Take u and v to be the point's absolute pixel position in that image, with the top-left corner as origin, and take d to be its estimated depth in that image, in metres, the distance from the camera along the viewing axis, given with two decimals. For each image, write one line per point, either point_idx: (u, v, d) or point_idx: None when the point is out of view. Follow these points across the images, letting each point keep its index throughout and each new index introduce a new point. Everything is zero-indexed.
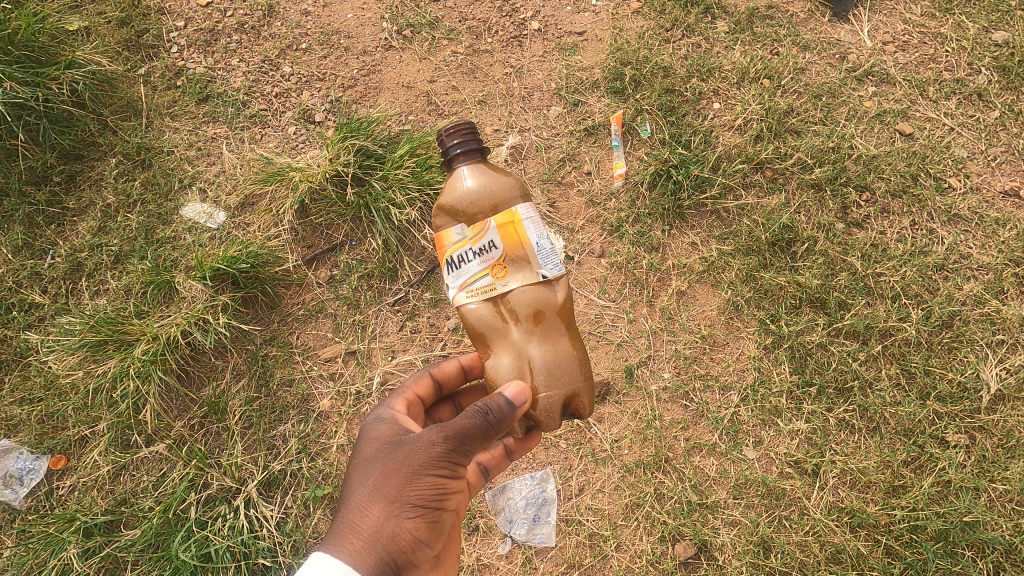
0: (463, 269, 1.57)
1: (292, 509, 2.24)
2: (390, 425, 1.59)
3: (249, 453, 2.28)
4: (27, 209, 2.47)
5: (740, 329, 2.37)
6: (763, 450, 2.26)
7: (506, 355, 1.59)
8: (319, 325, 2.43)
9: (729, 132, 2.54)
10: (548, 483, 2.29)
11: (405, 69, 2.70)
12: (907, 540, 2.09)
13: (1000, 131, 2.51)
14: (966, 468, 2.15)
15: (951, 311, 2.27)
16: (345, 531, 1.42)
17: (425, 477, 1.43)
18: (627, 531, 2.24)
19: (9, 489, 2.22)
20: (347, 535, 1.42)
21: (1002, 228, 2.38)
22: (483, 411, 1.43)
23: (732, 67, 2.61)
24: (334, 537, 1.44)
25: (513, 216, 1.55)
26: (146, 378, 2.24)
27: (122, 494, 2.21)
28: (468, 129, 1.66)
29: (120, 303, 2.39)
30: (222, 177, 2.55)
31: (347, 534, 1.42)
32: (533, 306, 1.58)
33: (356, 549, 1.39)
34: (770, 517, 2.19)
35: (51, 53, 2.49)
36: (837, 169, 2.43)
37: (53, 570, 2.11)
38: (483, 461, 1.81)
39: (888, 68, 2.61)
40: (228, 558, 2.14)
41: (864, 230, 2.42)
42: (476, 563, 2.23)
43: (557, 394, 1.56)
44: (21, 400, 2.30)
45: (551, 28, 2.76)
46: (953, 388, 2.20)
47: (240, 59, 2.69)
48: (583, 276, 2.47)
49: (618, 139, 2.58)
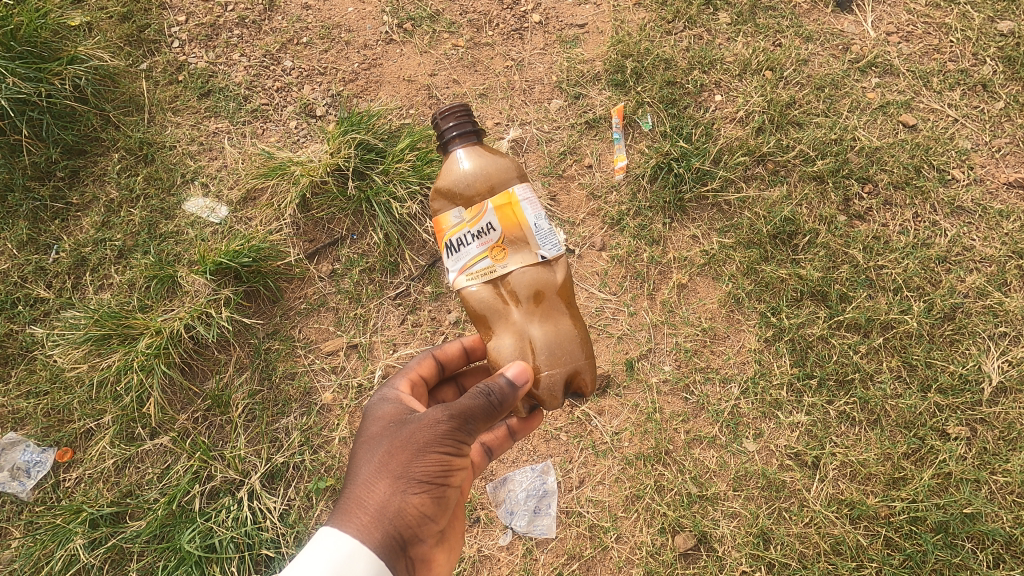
0: (462, 253, 1.57)
1: (295, 501, 2.26)
2: (394, 404, 1.60)
3: (252, 445, 2.30)
4: (32, 205, 2.49)
5: (740, 322, 2.37)
6: (764, 442, 2.26)
7: (508, 336, 1.60)
8: (321, 319, 2.45)
9: (731, 124, 2.53)
10: (549, 475, 2.31)
11: (406, 62, 2.70)
12: (907, 532, 2.10)
13: (1004, 122, 2.49)
14: (967, 460, 2.14)
15: (953, 303, 2.26)
16: (352, 507, 1.44)
17: (430, 454, 1.44)
18: (627, 522, 2.25)
19: (16, 481, 2.24)
20: (354, 510, 1.43)
21: (1006, 220, 2.37)
22: (485, 393, 1.45)
23: (734, 59, 2.60)
24: (341, 513, 1.45)
25: (511, 198, 1.56)
26: (150, 371, 2.26)
27: (127, 486, 2.24)
28: (464, 112, 1.66)
29: (123, 297, 2.40)
30: (224, 172, 2.56)
31: (354, 510, 1.43)
32: (533, 287, 1.59)
33: (363, 524, 1.41)
34: (770, 509, 2.20)
35: (54, 49, 2.51)
36: (839, 161, 2.43)
37: (60, 560, 2.14)
38: (486, 441, 1.84)
39: (891, 59, 2.59)
40: (232, 549, 2.16)
41: (866, 223, 2.40)
42: (477, 555, 2.25)
43: (559, 373, 1.57)
44: (28, 393, 2.33)
45: (551, 21, 2.75)
46: (954, 380, 2.20)
47: (241, 54, 2.69)
48: (583, 269, 2.47)
49: (619, 132, 2.57)
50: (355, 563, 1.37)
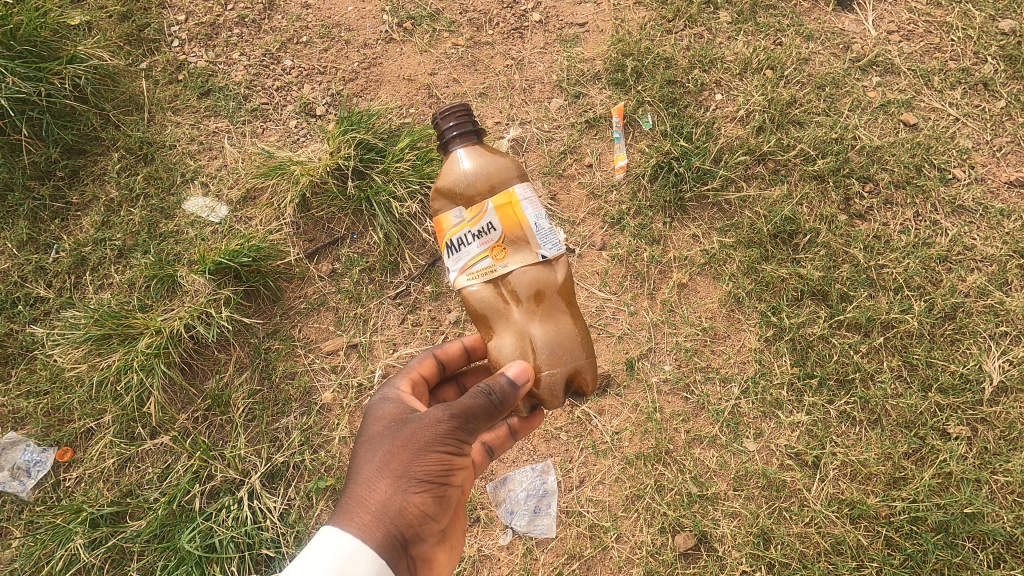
0: (463, 252, 1.56)
1: (295, 501, 2.26)
2: (395, 403, 1.60)
3: (252, 445, 2.30)
4: (32, 204, 2.49)
5: (741, 321, 2.36)
6: (764, 442, 2.26)
7: (508, 335, 1.60)
8: (321, 319, 2.45)
9: (731, 123, 2.52)
10: (549, 475, 2.31)
11: (406, 62, 2.70)
12: (907, 531, 2.10)
13: (1005, 121, 2.48)
14: (967, 460, 2.14)
15: (954, 303, 2.26)
16: (353, 506, 1.44)
17: (431, 454, 1.44)
18: (627, 522, 2.25)
19: (16, 481, 2.24)
20: (355, 510, 1.43)
21: (1007, 220, 2.36)
22: (486, 392, 1.44)
23: (734, 58, 2.59)
24: (342, 513, 1.45)
25: (511, 197, 1.55)
26: (150, 371, 2.26)
27: (128, 485, 2.24)
28: (464, 111, 1.66)
29: (123, 297, 2.40)
30: (224, 171, 2.56)
31: (355, 509, 1.43)
32: (534, 287, 1.58)
33: (364, 523, 1.41)
34: (770, 509, 2.20)
35: (53, 48, 2.50)
36: (840, 160, 2.42)
37: (61, 560, 2.14)
38: (487, 441, 1.84)
39: (892, 58, 2.58)
40: (232, 549, 2.16)
41: (867, 222, 2.40)
42: (477, 554, 2.25)
43: (560, 372, 1.57)
44: (28, 392, 2.33)
45: (552, 19, 2.75)
46: (954, 380, 2.20)
47: (240, 53, 2.69)
48: (583, 269, 2.47)
49: (619, 131, 2.57)
50: (357, 562, 1.37)
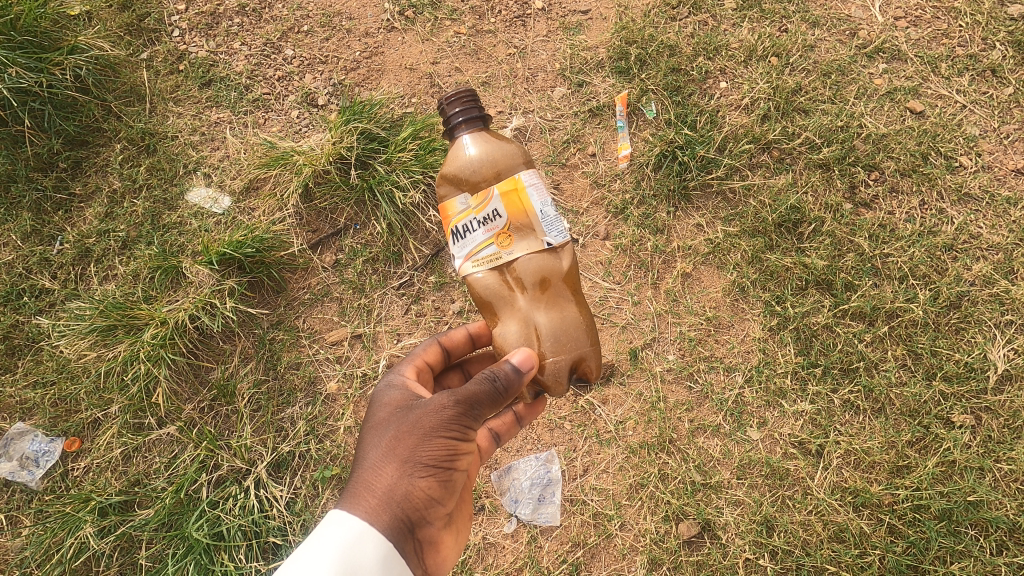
0: (468, 239, 1.58)
1: (301, 490, 2.27)
2: (401, 390, 1.61)
3: (258, 435, 2.31)
4: (35, 196, 2.50)
5: (744, 312, 2.36)
6: (767, 431, 2.27)
7: (513, 322, 1.61)
8: (324, 309, 2.45)
9: (736, 111, 2.51)
10: (552, 464, 2.32)
11: (407, 50, 2.68)
12: (910, 519, 2.11)
13: (1014, 107, 2.45)
14: (971, 448, 2.14)
15: (960, 292, 2.25)
16: (360, 490, 1.45)
17: (436, 439, 1.45)
18: (631, 510, 2.26)
19: (26, 470, 2.28)
20: (362, 494, 1.44)
21: (1013, 207, 2.34)
22: (490, 378, 1.45)
23: (739, 45, 2.57)
24: (349, 497, 1.46)
25: (517, 184, 1.56)
26: (155, 362, 2.27)
27: (135, 475, 2.25)
28: (470, 97, 1.66)
29: (129, 288, 2.41)
30: (226, 162, 2.56)
31: (362, 493, 1.44)
32: (540, 275, 1.58)
33: (371, 507, 1.42)
34: (773, 498, 2.20)
35: (54, 39, 2.49)
36: (846, 149, 2.41)
37: (71, 548, 2.17)
38: (493, 427, 1.85)
39: (900, 44, 2.54)
40: (240, 537, 2.19)
41: (872, 211, 2.39)
42: (482, 542, 2.27)
43: (565, 359, 1.57)
44: (35, 383, 2.35)
45: (554, 7, 2.72)
46: (959, 368, 2.19)
47: (241, 42, 2.67)
48: (588, 259, 2.47)
49: (623, 120, 2.55)
50: (364, 546, 1.38)
